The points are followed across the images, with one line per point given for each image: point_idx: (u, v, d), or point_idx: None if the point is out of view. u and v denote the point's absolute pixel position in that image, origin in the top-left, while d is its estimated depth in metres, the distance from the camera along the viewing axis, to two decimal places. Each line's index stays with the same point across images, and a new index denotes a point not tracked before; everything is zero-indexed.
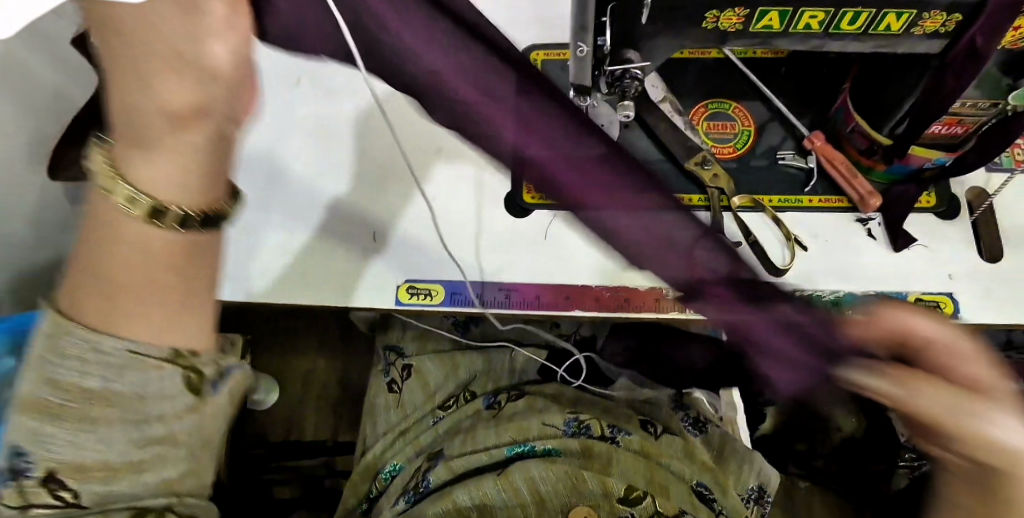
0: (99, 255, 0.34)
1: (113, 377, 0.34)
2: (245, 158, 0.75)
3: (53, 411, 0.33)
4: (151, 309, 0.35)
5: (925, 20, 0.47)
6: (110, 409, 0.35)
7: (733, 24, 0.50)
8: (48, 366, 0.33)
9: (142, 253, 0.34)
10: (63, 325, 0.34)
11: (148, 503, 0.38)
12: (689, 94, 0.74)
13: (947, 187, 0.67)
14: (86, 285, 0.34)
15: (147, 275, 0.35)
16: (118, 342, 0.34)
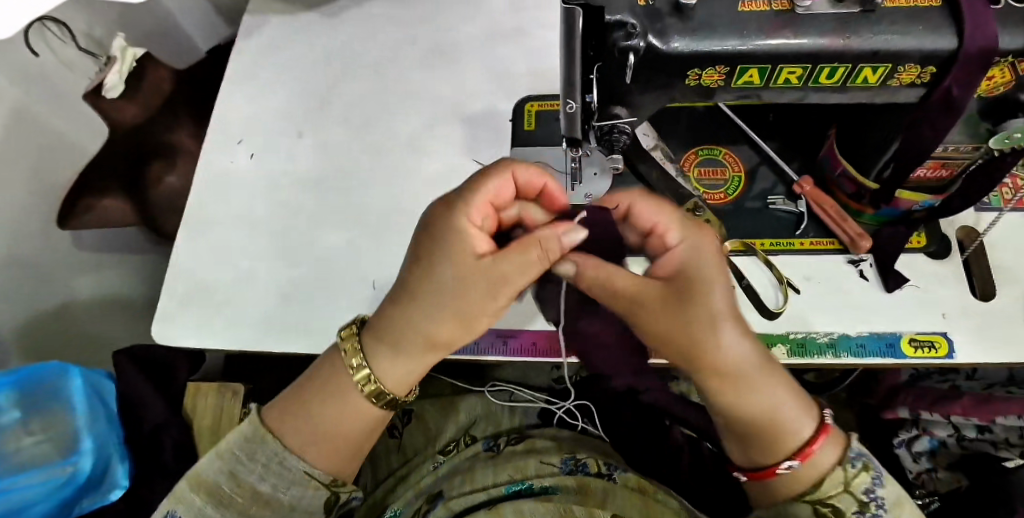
0: (317, 407, 0.54)
1: (278, 486, 0.52)
2: (237, 212, 0.80)
3: (241, 489, 0.52)
4: (334, 444, 0.54)
5: (901, 72, 0.49)
6: (265, 510, 0.52)
7: (715, 81, 0.52)
8: (231, 465, 0.52)
9: (353, 412, 0.54)
10: (258, 442, 0.53)
11: None
12: (682, 143, 0.76)
13: (937, 227, 0.68)
14: (317, 421, 0.54)
15: (336, 421, 0.54)
16: (298, 462, 0.53)
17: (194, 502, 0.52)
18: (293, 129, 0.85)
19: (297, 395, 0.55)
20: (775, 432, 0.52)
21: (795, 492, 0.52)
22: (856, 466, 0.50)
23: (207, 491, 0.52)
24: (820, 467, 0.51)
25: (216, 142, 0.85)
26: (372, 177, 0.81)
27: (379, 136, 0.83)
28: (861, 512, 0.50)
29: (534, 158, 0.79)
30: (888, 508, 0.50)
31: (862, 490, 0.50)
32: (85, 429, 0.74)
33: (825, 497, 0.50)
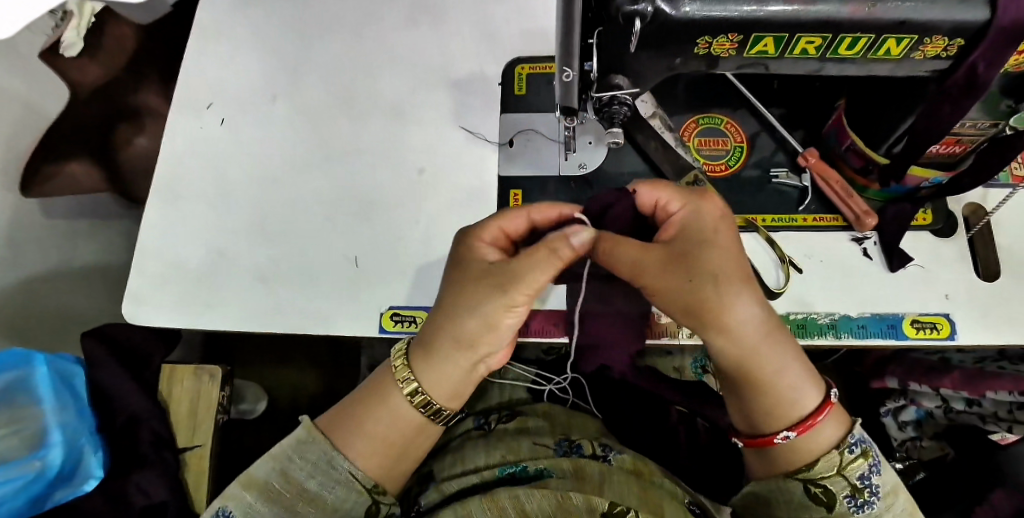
0: (362, 414, 0.56)
1: (324, 484, 0.54)
2: (212, 183, 0.75)
3: (291, 484, 0.54)
4: (369, 446, 0.55)
5: (926, 45, 0.45)
6: (307, 505, 0.53)
7: (726, 50, 0.48)
8: (282, 463, 0.54)
9: (402, 416, 0.57)
10: (310, 442, 0.55)
11: None
12: (682, 110, 0.72)
13: (943, 204, 0.66)
14: (361, 434, 0.56)
15: (387, 423, 0.56)
16: (343, 460, 0.54)
17: (246, 498, 0.53)
18: (266, 92, 0.79)
19: (352, 411, 0.57)
20: (781, 403, 0.53)
21: (789, 470, 0.53)
22: (855, 451, 0.52)
23: (258, 488, 0.54)
24: (821, 443, 0.53)
25: (184, 106, 0.79)
26: (354, 146, 0.76)
27: (359, 102, 0.78)
28: (852, 495, 0.51)
29: (525, 125, 0.74)
30: (880, 496, 0.51)
31: (856, 476, 0.51)
32: (53, 421, 0.69)
33: (819, 478, 0.52)
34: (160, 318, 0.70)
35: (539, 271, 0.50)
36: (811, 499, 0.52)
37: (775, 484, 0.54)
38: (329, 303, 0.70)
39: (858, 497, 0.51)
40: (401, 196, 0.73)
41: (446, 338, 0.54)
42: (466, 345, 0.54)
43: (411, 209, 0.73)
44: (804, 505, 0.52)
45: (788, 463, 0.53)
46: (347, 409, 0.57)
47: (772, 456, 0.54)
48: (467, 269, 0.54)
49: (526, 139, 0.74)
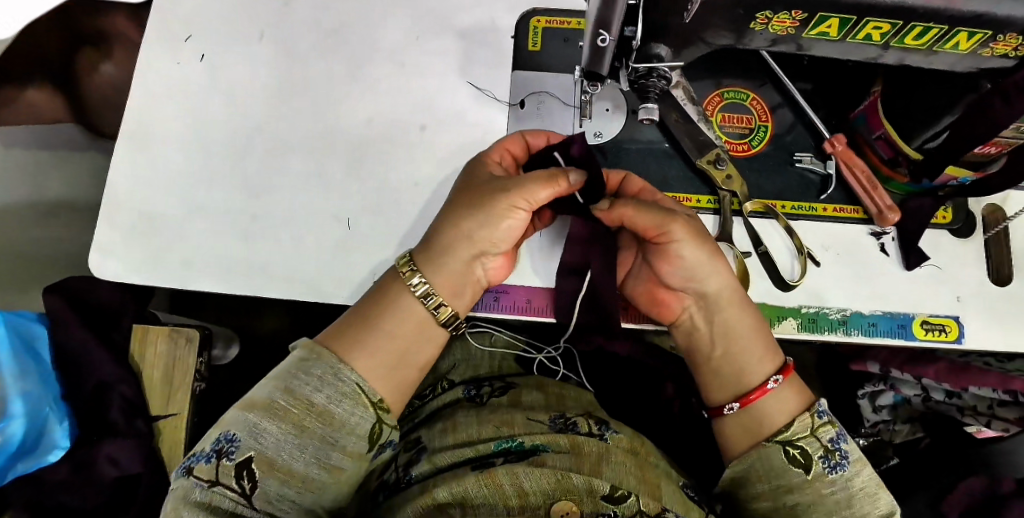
0: (371, 315, 0.55)
1: (332, 397, 0.50)
2: (192, 127, 0.68)
3: (300, 399, 0.49)
4: (373, 362, 0.53)
5: (997, 42, 0.42)
6: (316, 423, 0.49)
7: (784, 28, 0.44)
8: (289, 381, 0.50)
9: (408, 315, 0.55)
10: (315, 358, 0.51)
11: (306, 474, 0.49)
12: (706, 81, 0.67)
13: (964, 202, 0.64)
14: (369, 343, 0.53)
15: (383, 344, 0.53)
16: (349, 373, 0.51)
17: (249, 417, 0.49)
18: (251, 26, 0.71)
19: (359, 315, 0.55)
20: (751, 362, 0.56)
21: (765, 434, 0.54)
22: (823, 416, 0.54)
23: (264, 407, 0.49)
24: (792, 404, 0.55)
25: (158, 36, 0.71)
26: (351, 93, 0.69)
27: (356, 45, 0.71)
28: (826, 457, 0.52)
29: (537, 86, 0.69)
30: (851, 461, 0.52)
31: (826, 437, 0.52)
32: (14, 390, 0.64)
33: (795, 438, 0.53)
34: (132, 271, 0.65)
35: (537, 187, 0.55)
36: (788, 460, 0.52)
37: (754, 451, 0.54)
38: (319, 266, 0.65)
39: (831, 458, 0.52)
40: (400, 156, 0.68)
41: (456, 232, 0.56)
42: (466, 239, 0.56)
43: (411, 168, 0.67)
44: (784, 469, 0.52)
45: (773, 420, 0.54)
46: (350, 324, 0.54)
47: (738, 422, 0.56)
48: (474, 179, 0.59)
49: (537, 101, 0.68)
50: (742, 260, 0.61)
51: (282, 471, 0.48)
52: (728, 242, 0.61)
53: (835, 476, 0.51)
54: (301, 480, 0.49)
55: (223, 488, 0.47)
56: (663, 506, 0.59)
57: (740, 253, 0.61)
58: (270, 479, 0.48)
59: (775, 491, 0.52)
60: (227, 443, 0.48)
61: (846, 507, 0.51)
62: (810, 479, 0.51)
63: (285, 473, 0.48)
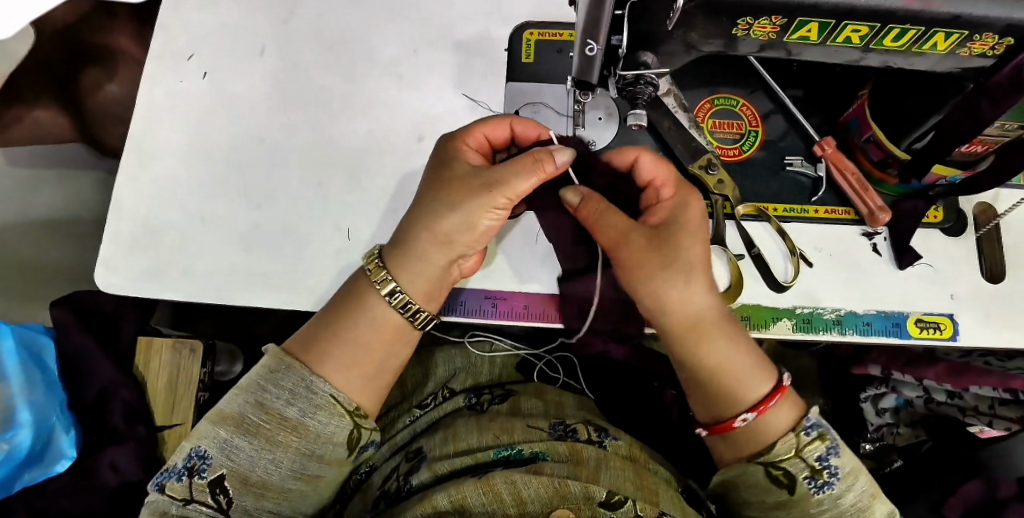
0: (343, 323, 0.56)
1: (305, 411, 0.51)
2: (195, 142, 0.70)
3: (272, 413, 0.51)
4: (349, 378, 0.54)
5: (974, 42, 0.43)
6: (289, 436, 0.51)
7: (766, 33, 0.45)
8: (260, 395, 0.52)
9: (381, 322, 0.56)
10: (285, 370, 0.52)
11: (278, 485, 0.51)
12: (696, 89, 0.69)
13: (956, 201, 0.64)
14: (343, 354, 0.54)
15: (356, 352, 0.55)
16: (322, 385, 0.52)
17: (221, 434, 0.51)
18: (252, 44, 0.73)
19: (329, 324, 0.56)
20: (727, 384, 0.55)
21: (749, 454, 0.54)
22: (811, 433, 0.53)
23: (234, 422, 0.51)
24: (779, 426, 0.54)
25: (161, 55, 0.73)
26: (350, 107, 0.71)
27: (353, 60, 0.72)
28: (812, 477, 0.52)
29: (532, 97, 0.70)
30: (840, 477, 0.52)
31: (812, 457, 0.52)
32: (23, 399, 0.64)
33: (778, 460, 0.53)
34: (136, 283, 0.66)
35: (520, 179, 0.56)
36: (772, 481, 0.53)
37: (739, 469, 0.55)
38: (320, 276, 0.66)
39: (817, 478, 0.52)
40: (397, 165, 0.69)
41: (436, 234, 0.56)
42: (445, 242, 0.56)
43: (409, 179, 0.69)
44: (768, 487, 0.54)
45: (759, 440, 0.54)
46: (322, 331, 0.55)
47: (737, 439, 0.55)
48: (450, 168, 0.58)
49: (532, 111, 0.70)
50: (736, 262, 0.62)
51: (257, 486, 0.51)
52: (721, 245, 0.62)
53: (822, 495, 0.52)
54: (271, 492, 0.51)
55: (197, 505, 0.50)
56: (661, 510, 0.60)
57: (733, 255, 0.62)
58: (246, 495, 0.51)
59: (762, 504, 0.55)
60: (199, 460, 0.50)
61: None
62: (794, 498, 0.53)
63: (259, 486, 0.51)
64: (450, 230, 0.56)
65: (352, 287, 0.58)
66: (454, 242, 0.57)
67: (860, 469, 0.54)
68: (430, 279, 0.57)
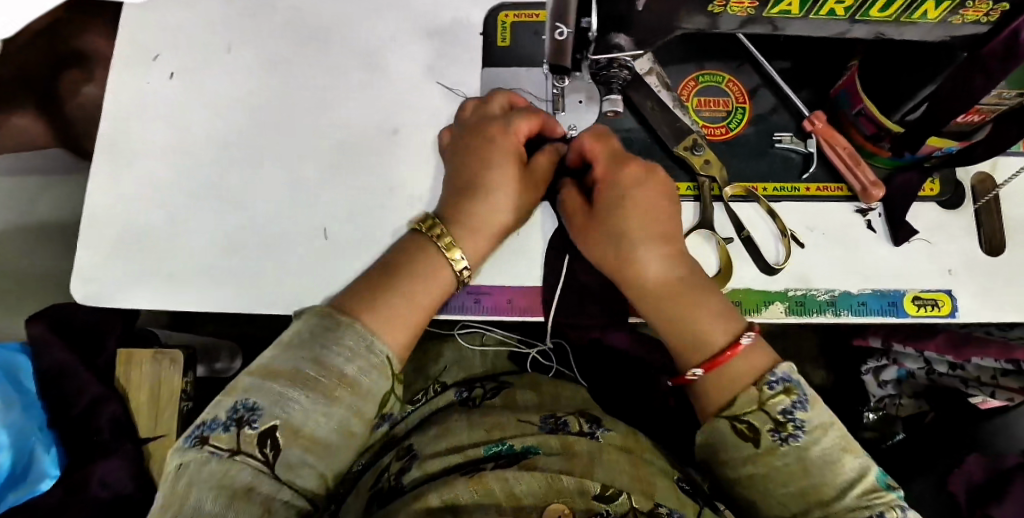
0: (390, 281, 0.54)
1: (363, 367, 0.47)
2: (165, 146, 0.68)
3: (331, 370, 0.46)
4: (396, 330, 0.51)
5: (967, 9, 0.40)
6: (345, 391, 0.46)
7: (744, 9, 0.43)
8: (318, 351, 0.47)
9: (434, 283, 0.55)
10: (344, 328, 0.48)
11: (323, 441, 0.46)
12: (680, 66, 0.66)
13: (952, 173, 0.62)
14: (393, 308, 0.52)
15: (408, 310, 0.53)
16: (380, 345, 0.49)
17: (273, 387, 0.45)
18: (218, 41, 0.70)
19: (381, 282, 0.54)
20: (687, 336, 0.55)
21: (716, 409, 0.52)
22: (775, 387, 0.50)
23: (289, 376, 0.46)
24: (746, 378, 0.51)
25: (124, 57, 0.70)
26: (321, 102, 0.68)
27: (323, 53, 0.70)
28: (776, 429, 0.48)
29: (510, 83, 0.68)
30: (806, 430, 0.48)
31: (777, 409, 0.49)
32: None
33: (741, 413, 0.50)
34: (108, 292, 0.65)
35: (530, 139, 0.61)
36: (737, 435, 0.49)
37: (707, 427, 0.52)
38: (300, 279, 0.65)
39: (782, 430, 0.48)
40: (374, 161, 0.67)
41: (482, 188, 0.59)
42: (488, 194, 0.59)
43: (389, 175, 0.67)
44: (733, 444, 0.50)
45: (720, 394, 0.52)
46: (368, 291, 0.53)
47: (707, 390, 0.53)
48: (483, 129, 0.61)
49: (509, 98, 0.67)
50: (725, 246, 0.60)
51: (308, 440, 0.45)
52: (709, 229, 0.60)
53: (787, 448, 0.48)
54: (316, 448, 0.46)
55: (244, 457, 0.43)
56: (655, 503, 0.59)
57: (722, 239, 0.60)
58: (294, 448, 0.45)
59: (732, 464, 0.50)
60: (247, 412, 0.44)
61: (803, 477, 0.48)
62: (760, 452, 0.49)
63: (307, 443, 0.45)
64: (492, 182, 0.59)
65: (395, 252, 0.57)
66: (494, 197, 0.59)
67: (835, 424, 0.49)
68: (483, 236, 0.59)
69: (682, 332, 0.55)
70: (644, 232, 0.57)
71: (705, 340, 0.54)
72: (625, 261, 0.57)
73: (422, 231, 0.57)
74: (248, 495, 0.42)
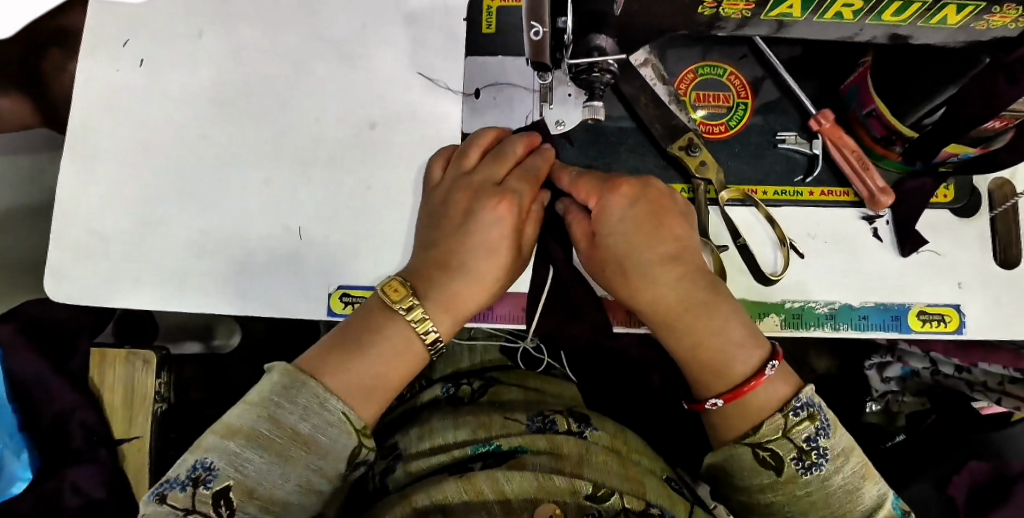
0: (371, 319, 0.52)
1: (318, 426, 0.46)
2: (134, 138, 0.65)
3: (287, 431, 0.45)
4: (364, 378, 0.50)
5: (993, 14, 0.35)
6: (300, 450, 0.45)
7: (738, 10, 0.38)
8: (272, 409, 0.45)
9: (402, 345, 0.52)
10: (300, 386, 0.46)
11: (281, 499, 0.45)
12: (679, 56, 0.61)
13: (969, 178, 0.57)
14: (380, 354, 0.51)
15: (383, 364, 0.51)
16: (335, 402, 0.47)
17: (228, 446, 0.44)
18: (187, 24, 0.66)
19: (347, 337, 0.51)
20: (712, 364, 0.50)
21: (736, 436, 0.48)
22: (800, 413, 0.47)
23: (245, 436, 0.45)
24: (766, 406, 0.48)
25: (89, 40, 0.66)
26: (296, 92, 0.65)
27: (298, 40, 0.65)
28: (800, 458, 0.46)
29: (495, 73, 0.64)
30: (829, 458, 0.46)
31: (801, 437, 0.46)
32: None
33: (764, 440, 0.47)
34: (76, 291, 0.63)
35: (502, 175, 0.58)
36: (758, 464, 0.47)
37: (725, 454, 0.49)
38: (274, 280, 0.62)
39: (805, 459, 0.46)
40: (351, 158, 0.64)
41: (447, 241, 0.56)
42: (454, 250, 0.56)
43: (367, 172, 0.64)
44: (754, 471, 0.47)
45: (744, 420, 0.48)
46: (336, 345, 0.51)
47: (727, 418, 0.49)
48: (459, 175, 0.59)
49: (494, 91, 0.63)
50: (719, 254, 0.57)
51: (264, 500, 0.44)
52: (702, 236, 0.57)
53: (810, 477, 0.46)
54: (273, 509, 0.44)
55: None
56: (647, 502, 0.58)
57: (716, 247, 0.57)
58: (251, 510, 0.43)
59: (749, 491, 0.48)
60: (205, 470, 0.44)
61: (823, 507, 0.46)
62: (781, 482, 0.46)
63: (265, 504, 0.44)
64: (460, 236, 0.56)
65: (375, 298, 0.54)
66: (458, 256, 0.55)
67: (855, 450, 0.47)
68: (460, 286, 0.55)
69: (695, 355, 0.51)
70: (651, 255, 0.52)
71: (726, 365, 0.50)
72: (632, 285, 0.53)
73: (386, 296, 0.53)
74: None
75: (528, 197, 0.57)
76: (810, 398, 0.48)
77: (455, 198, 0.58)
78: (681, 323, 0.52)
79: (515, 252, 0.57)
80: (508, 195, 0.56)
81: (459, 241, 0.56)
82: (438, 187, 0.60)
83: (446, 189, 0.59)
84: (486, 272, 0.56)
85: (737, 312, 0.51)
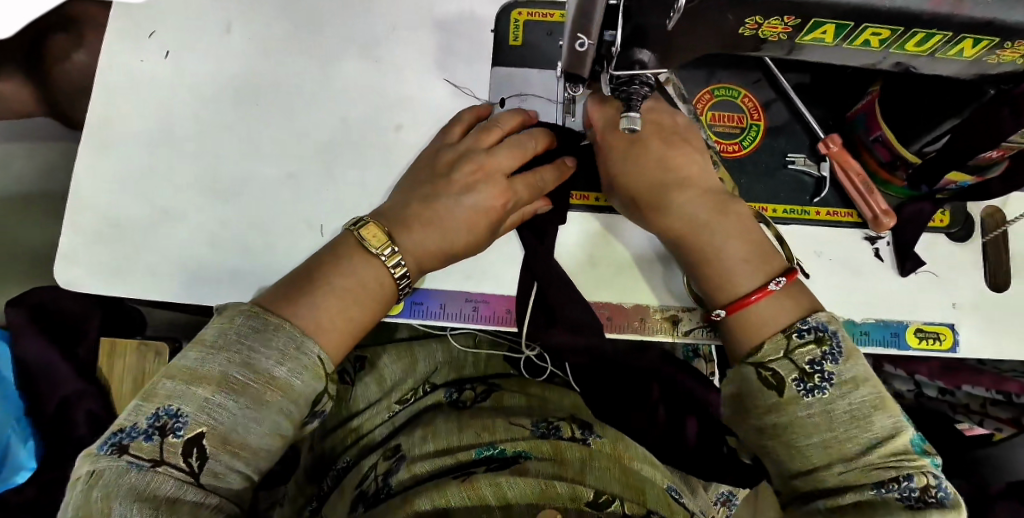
0: (341, 259, 0.53)
1: (294, 370, 0.47)
2: (155, 127, 0.65)
3: (264, 377, 0.45)
4: (335, 320, 0.51)
5: (1004, 49, 0.39)
6: (276, 394, 0.45)
7: (776, 32, 0.41)
8: (243, 353, 0.46)
9: (365, 284, 0.53)
10: (273, 330, 0.47)
11: (250, 444, 0.45)
12: (696, 78, 0.64)
13: (964, 205, 0.61)
14: (352, 294, 0.52)
15: (352, 309, 0.52)
16: (314, 348, 0.48)
17: (196, 392, 0.44)
18: (216, 18, 0.67)
19: (313, 270, 0.53)
20: (720, 273, 0.54)
21: (748, 352, 0.50)
22: (806, 336, 0.48)
23: (214, 382, 0.44)
24: (771, 325, 0.50)
25: (116, 29, 0.67)
26: (322, 90, 0.66)
27: (327, 40, 0.67)
28: (801, 380, 0.46)
29: (520, 83, 0.66)
30: (835, 383, 0.46)
31: (805, 359, 0.47)
32: None
33: (767, 360, 0.48)
34: (85, 276, 0.62)
35: (509, 160, 0.59)
36: (760, 383, 0.48)
37: (733, 377, 0.50)
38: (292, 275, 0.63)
39: (807, 381, 0.46)
40: (374, 158, 0.65)
41: (429, 208, 0.58)
42: (430, 223, 0.57)
43: (389, 171, 0.65)
44: (757, 392, 0.48)
45: (746, 339, 0.51)
46: (313, 280, 0.52)
47: (730, 327, 0.52)
48: (473, 147, 0.60)
49: (519, 100, 0.66)
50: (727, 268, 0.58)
51: (236, 445, 0.44)
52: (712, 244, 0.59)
53: (812, 400, 0.46)
54: (243, 453, 0.45)
55: (168, 468, 0.42)
56: (649, 509, 0.57)
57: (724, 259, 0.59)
58: (221, 456, 0.44)
59: (756, 412, 0.48)
60: (171, 418, 0.43)
61: (829, 428, 0.45)
62: (783, 402, 0.46)
63: (235, 450, 0.44)
64: (449, 211, 0.58)
65: (342, 240, 0.55)
66: (436, 221, 0.57)
67: (870, 380, 0.46)
68: (438, 242, 0.57)
69: (705, 266, 0.55)
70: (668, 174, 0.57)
71: (729, 278, 0.53)
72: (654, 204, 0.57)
73: (359, 239, 0.54)
74: (172, 507, 0.41)
75: (521, 195, 0.60)
76: (822, 324, 0.49)
77: (461, 168, 0.59)
78: (694, 241, 0.55)
79: (490, 230, 0.60)
80: (509, 195, 0.59)
81: (443, 212, 0.58)
82: (455, 145, 0.61)
83: (458, 153, 0.60)
84: (460, 240, 0.58)
85: (748, 231, 0.55)
